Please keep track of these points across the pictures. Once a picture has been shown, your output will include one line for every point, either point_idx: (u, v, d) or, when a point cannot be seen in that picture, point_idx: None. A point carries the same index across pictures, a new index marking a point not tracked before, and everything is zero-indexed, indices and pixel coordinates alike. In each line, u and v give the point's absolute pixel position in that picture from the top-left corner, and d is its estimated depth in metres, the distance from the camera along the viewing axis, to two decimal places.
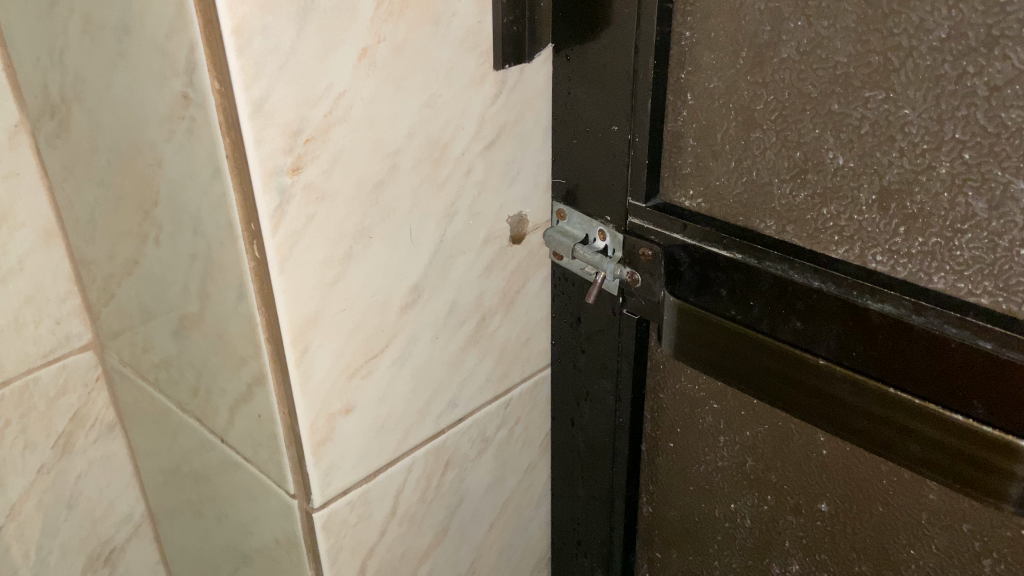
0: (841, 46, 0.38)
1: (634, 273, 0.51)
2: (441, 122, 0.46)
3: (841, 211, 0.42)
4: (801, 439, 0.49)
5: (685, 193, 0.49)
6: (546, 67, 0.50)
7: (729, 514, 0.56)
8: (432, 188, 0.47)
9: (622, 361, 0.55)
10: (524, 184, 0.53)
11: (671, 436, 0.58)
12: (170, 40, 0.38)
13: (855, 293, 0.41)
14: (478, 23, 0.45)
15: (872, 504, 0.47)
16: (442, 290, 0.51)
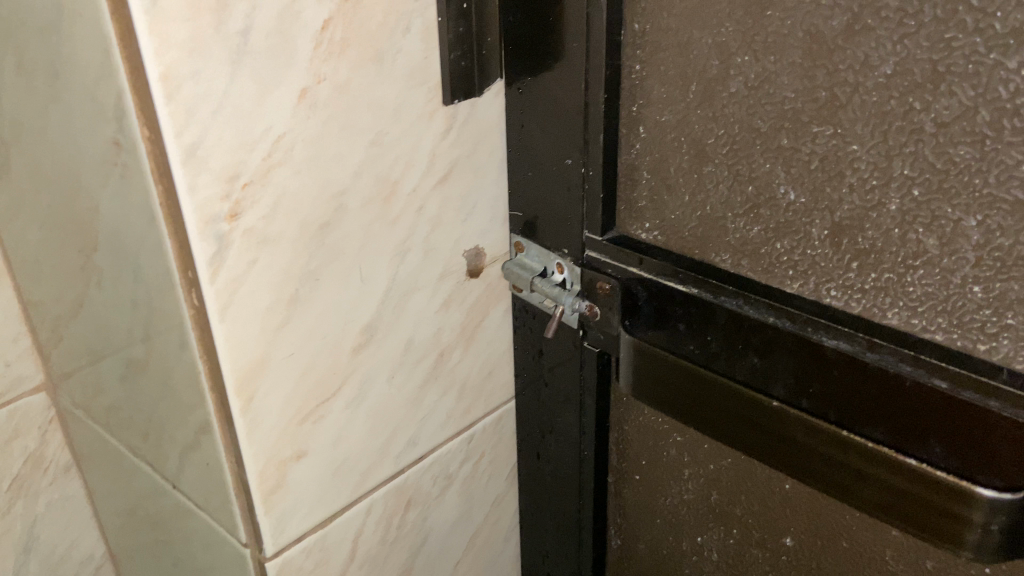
0: (788, 81, 0.38)
1: (592, 306, 0.50)
2: (390, 159, 0.44)
3: (794, 245, 0.41)
4: (764, 473, 0.48)
5: (641, 226, 0.48)
6: (498, 100, 0.49)
7: (696, 548, 0.55)
8: (383, 226, 0.46)
9: (584, 395, 0.54)
10: (482, 218, 0.52)
11: (636, 468, 0.57)
12: (99, 86, 0.37)
13: (809, 329, 0.41)
14: (425, 59, 0.44)
15: (837, 540, 0.46)
16: (399, 329, 0.49)
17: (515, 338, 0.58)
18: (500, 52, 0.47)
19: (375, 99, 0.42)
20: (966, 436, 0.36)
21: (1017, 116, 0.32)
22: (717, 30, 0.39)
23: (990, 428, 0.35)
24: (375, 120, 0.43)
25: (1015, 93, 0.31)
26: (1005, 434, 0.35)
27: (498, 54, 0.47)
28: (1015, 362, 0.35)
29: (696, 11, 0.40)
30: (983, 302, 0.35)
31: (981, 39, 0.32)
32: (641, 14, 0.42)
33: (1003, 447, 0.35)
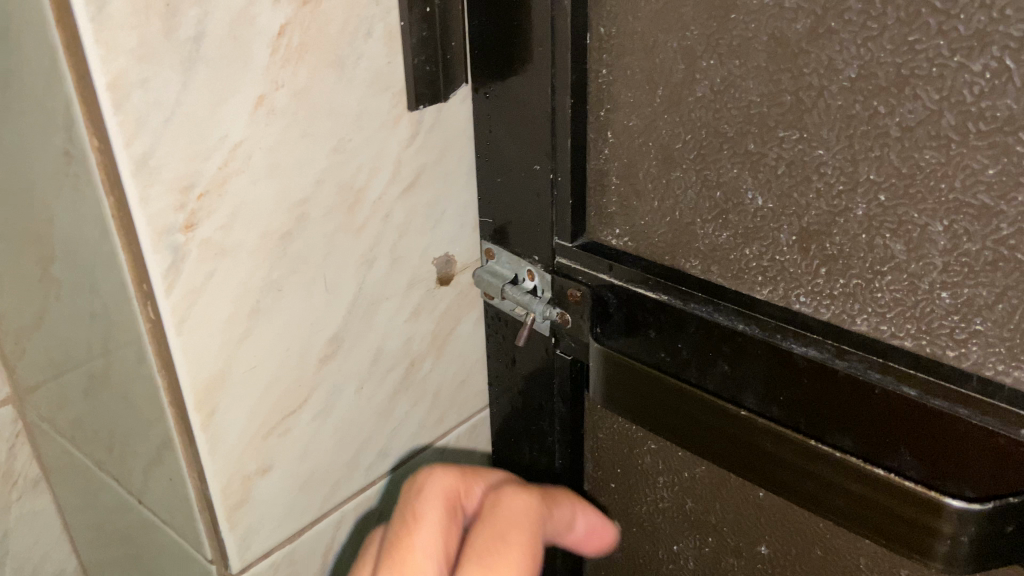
0: (753, 85, 0.37)
1: (564, 314, 0.49)
2: (354, 166, 0.44)
3: (763, 251, 0.40)
4: (738, 481, 0.48)
5: (612, 232, 0.47)
6: (466, 105, 0.48)
7: (672, 556, 0.55)
8: (347, 236, 0.44)
9: (557, 403, 0.53)
10: (452, 225, 0.51)
11: (611, 476, 0.56)
12: (48, 95, 0.36)
13: (778, 336, 0.40)
14: (389, 64, 0.43)
15: (811, 548, 0.46)
16: (366, 338, 0.48)
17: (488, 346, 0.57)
18: (465, 57, 0.46)
19: (334, 106, 0.41)
20: (936, 444, 0.36)
21: (982, 119, 0.31)
22: (682, 34, 0.38)
23: (960, 436, 0.35)
24: (336, 127, 0.42)
25: (980, 96, 0.31)
26: (978, 442, 0.34)
27: (463, 59, 0.46)
28: (984, 368, 0.35)
29: (660, 14, 0.39)
30: (951, 308, 0.35)
31: (944, 41, 0.31)
32: (607, 18, 0.41)
33: (974, 456, 0.35)
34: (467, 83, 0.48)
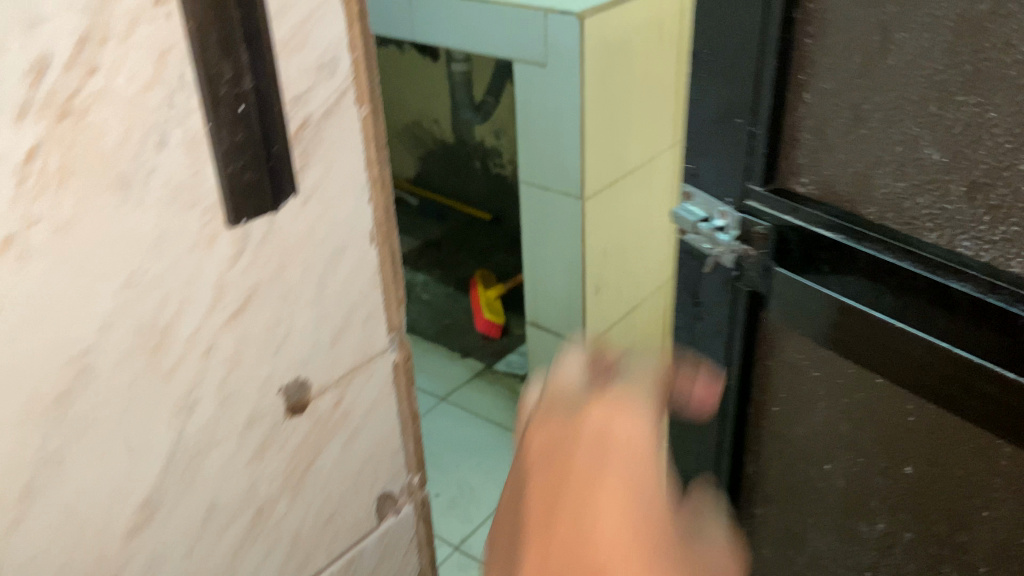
0: (936, 54, 0.42)
1: (748, 251, 0.54)
2: (155, 300, 0.36)
3: (933, 200, 0.45)
4: (889, 404, 0.52)
5: (799, 180, 0.51)
6: (305, 210, 0.40)
7: (822, 472, 0.59)
8: (153, 380, 0.37)
9: (731, 332, 0.59)
10: (304, 343, 0.43)
11: (773, 397, 0.60)
12: None
13: (939, 272, 0.45)
14: (195, 175, 0.35)
15: (953, 465, 0.50)
16: (193, 492, 0.40)
17: (374, 464, 0.50)
18: (292, 162, 0.39)
19: (122, 231, 0.33)
20: None
21: None
22: (880, 13, 0.44)
23: None
24: (131, 258, 0.34)
25: None
26: None
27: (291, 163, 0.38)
28: None
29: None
30: None
31: None
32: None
33: None
34: (296, 188, 0.40)
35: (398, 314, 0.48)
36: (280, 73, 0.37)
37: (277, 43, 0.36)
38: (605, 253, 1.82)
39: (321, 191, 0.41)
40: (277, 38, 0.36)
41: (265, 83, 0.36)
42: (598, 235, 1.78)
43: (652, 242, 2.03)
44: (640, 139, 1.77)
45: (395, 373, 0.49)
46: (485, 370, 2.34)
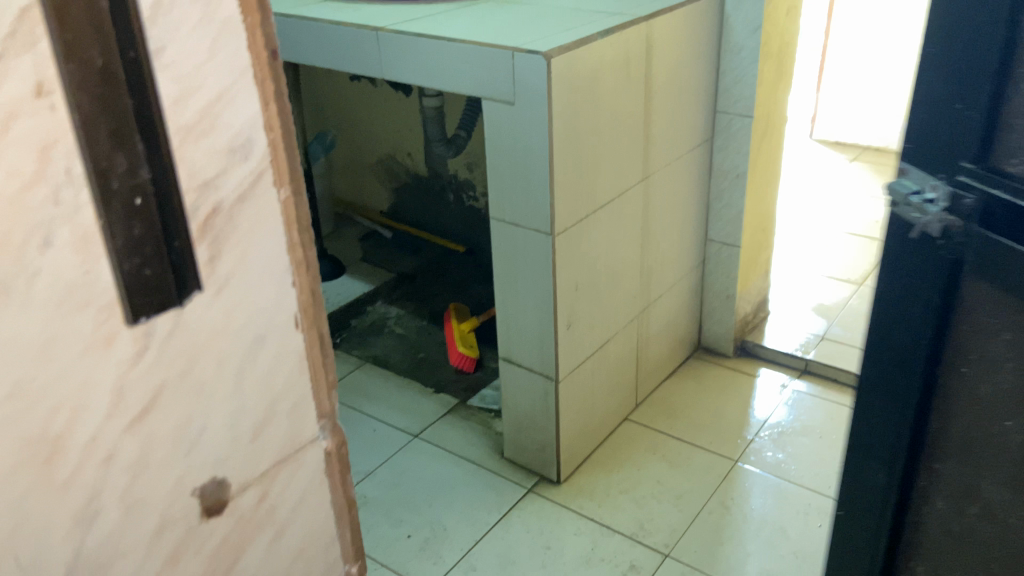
0: None
1: (955, 219, 0.79)
2: (53, 337, 0.45)
3: None
4: None
5: (1006, 161, 0.75)
6: (205, 287, 0.52)
7: (1003, 423, 0.83)
8: (35, 397, 0.46)
9: (939, 288, 0.84)
10: (222, 413, 0.56)
11: (971, 342, 0.84)
12: None
13: None
14: (90, 247, 0.45)
15: None
16: (66, 489, 0.49)
17: (251, 488, 0.61)
18: (192, 248, 0.50)
19: (26, 337, 0.44)
20: None
21: None
22: None
23: None
24: (31, 335, 0.44)
25: None
26: None
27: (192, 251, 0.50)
28: None
29: None
30: None
31: None
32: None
33: None
34: (203, 276, 0.51)
35: (328, 398, 0.64)
36: (180, 158, 0.48)
37: (172, 128, 0.47)
38: (575, 289, 2.09)
39: (235, 281, 0.53)
40: (176, 123, 0.47)
41: (161, 174, 0.47)
42: (569, 270, 2.05)
43: (622, 280, 2.30)
44: (602, 190, 2.09)
45: (326, 458, 0.66)
46: (459, 404, 2.63)
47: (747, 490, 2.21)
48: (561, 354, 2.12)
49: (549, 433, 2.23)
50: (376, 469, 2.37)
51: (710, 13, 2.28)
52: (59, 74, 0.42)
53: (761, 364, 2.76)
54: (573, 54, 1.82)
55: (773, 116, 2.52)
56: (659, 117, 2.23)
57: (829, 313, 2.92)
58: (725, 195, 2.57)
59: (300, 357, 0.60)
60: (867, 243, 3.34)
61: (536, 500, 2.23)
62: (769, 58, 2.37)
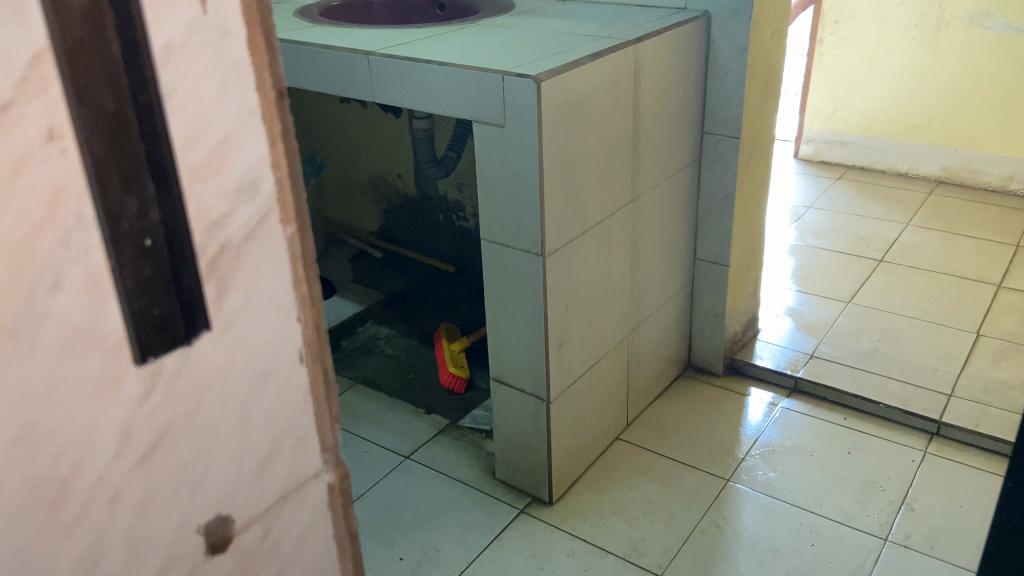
0: None
1: None
2: (59, 394, 0.42)
3: None
4: None
5: None
6: (215, 333, 0.48)
7: None
8: (40, 460, 0.43)
9: None
10: (229, 462, 0.52)
11: None
12: None
13: None
14: (100, 298, 0.43)
15: None
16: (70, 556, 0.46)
17: (263, 542, 0.57)
18: (202, 292, 0.47)
19: (28, 393, 0.41)
20: None
21: None
22: None
23: None
24: (35, 385, 0.41)
25: None
26: None
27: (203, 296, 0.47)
28: None
29: None
30: None
31: None
32: None
33: None
34: (210, 319, 0.48)
35: (331, 438, 0.59)
36: (191, 200, 0.45)
37: (182, 167, 0.44)
38: (565, 309, 2.10)
39: (241, 322, 0.49)
40: (186, 164, 0.44)
41: (170, 214, 0.44)
42: (560, 290, 2.06)
43: (612, 300, 2.31)
44: (592, 212, 2.10)
45: (330, 494, 0.61)
46: (450, 426, 2.62)
47: (740, 509, 2.21)
48: (552, 375, 2.12)
49: (540, 454, 2.23)
50: (367, 492, 2.35)
51: (697, 37, 2.31)
52: (70, 119, 0.39)
53: (752, 382, 2.77)
54: (563, 78, 1.84)
55: (760, 136, 2.55)
56: (647, 139, 2.25)
57: (817, 330, 2.94)
58: (713, 215, 2.59)
59: (307, 397, 0.56)
60: (853, 261, 3.37)
61: (528, 522, 2.22)
62: (755, 81, 2.40)
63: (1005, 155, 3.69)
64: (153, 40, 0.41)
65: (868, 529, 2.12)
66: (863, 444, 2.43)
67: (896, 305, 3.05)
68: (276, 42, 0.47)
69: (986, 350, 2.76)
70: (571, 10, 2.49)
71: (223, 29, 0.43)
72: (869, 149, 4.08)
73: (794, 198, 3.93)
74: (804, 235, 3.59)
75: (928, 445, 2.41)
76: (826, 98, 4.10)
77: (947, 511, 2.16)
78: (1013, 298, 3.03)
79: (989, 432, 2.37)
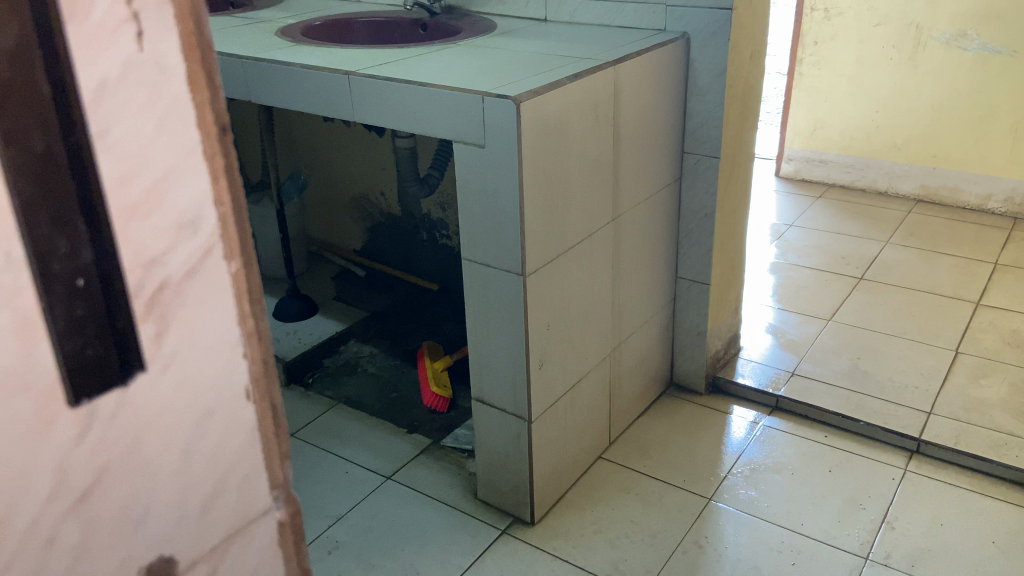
0: None
1: None
2: None
3: None
4: None
5: None
6: (154, 379, 0.44)
7: None
8: None
9: None
10: (167, 505, 0.46)
11: None
12: None
13: None
14: (27, 348, 0.38)
15: None
16: None
17: None
18: (141, 334, 0.42)
19: None
20: None
21: None
22: None
23: None
24: None
25: None
26: None
27: (140, 338, 0.42)
28: None
29: None
30: None
31: None
32: None
33: None
34: (147, 362, 0.43)
35: (281, 471, 0.52)
36: (124, 239, 0.40)
37: (115, 208, 0.39)
38: (546, 329, 2.10)
39: (183, 357, 0.44)
40: (119, 203, 0.39)
41: (103, 255, 0.40)
42: (541, 310, 2.06)
43: (593, 319, 2.31)
44: (572, 232, 2.10)
45: (280, 532, 0.54)
46: (432, 445, 2.61)
47: (721, 529, 2.21)
48: (533, 395, 2.12)
49: (522, 473, 2.22)
50: (348, 513, 2.33)
51: (677, 58, 2.33)
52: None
53: (734, 401, 2.77)
54: (541, 99, 1.85)
55: (739, 156, 2.57)
56: (627, 159, 2.26)
57: (799, 348, 2.95)
58: (694, 234, 2.61)
59: (253, 428, 0.49)
60: (833, 278, 3.39)
61: (510, 542, 2.21)
62: (734, 101, 2.42)
63: (981, 174, 3.75)
64: (82, 82, 0.37)
65: (850, 548, 2.11)
66: (844, 462, 2.44)
67: (875, 323, 3.07)
68: (215, 63, 0.42)
69: (965, 367, 2.78)
70: (553, 31, 2.50)
71: (162, 66, 0.39)
72: (848, 167, 4.13)
73: (775, 215, 3.96)
74: (786, 253, 3.61)
75: (909, 463, 2.42)
76: (806, 116, 4.15)
77: (928, 530, 2.16)
78: (991, 315, 3.06)
79: (970, 450, 2.38)
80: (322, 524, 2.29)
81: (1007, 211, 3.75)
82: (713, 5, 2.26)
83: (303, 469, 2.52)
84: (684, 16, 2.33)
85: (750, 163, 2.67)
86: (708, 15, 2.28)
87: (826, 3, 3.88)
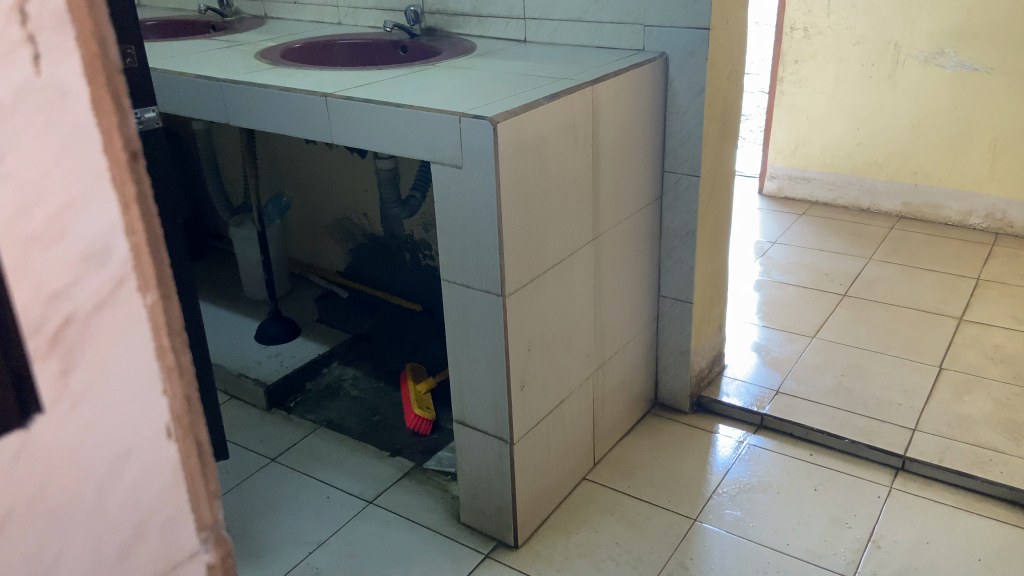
0: None
1: None
2: None
3: None
4: None
5: None
6: (57, 426, 0.38)
7: None
8: None
9: None
10: (78, 555, 0.40)
11: None
12: None
13: None
14: None
15: None
16: None
17: None
18: (37, 372, 0.37)
19: None
20: None
21: None
22: None
23: None
24: None
25: None
26: None
27: (37, 381, 0.37)
28: None
29: None
30: None
31: None
32: None
33: None
34: (44, 404, 0.38)
35: (211, 511, 0.45)
36: (22, 273, 0.35)
37: (10, 240, 0.35)
38: (527, 350, 2.08)
39: (94, 396, 0.39)
40: (16, 234, 0.35)
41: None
42: (520, 331, 2.04)
43: (575, 340, 2.29)
44: (551, 252, 2.09)
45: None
46: (415, 468, 2.57)
47: (708, 550, 2.18)
48: (515, 417, 2.10)
49: (505, 497, 2.19)
50: (328, 539, 2.29)
51: (655, 78, 2.34)
52: None
53: (719, 420, 2.76)
54: (519, 120, 1.85)
55: (720, 176, 2.58)
56: (606, 178, 2.26)
57: (783, 365, 2.94)
58: (676, 253, 2.60)
59: (175, 468, 0.43)
60: (817, 295, 3.39)
61: (493, 566, 2.17)
62: (713, 119, 2.43)
63: (961, 190, 3.77)
64: None
65: (835, 567, 2.09)
66: (829, 480, 2.42)
67: (859, 339, 3.07)
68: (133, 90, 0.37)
69: (949, 383, 2.77)
70: (533, 52, 2.50)
71: (63, 91, 0.34)
72: (831, 185, 4.15)
73: (759, 233, 3.97)
74: (770, 271, 3.61)
75: (893, 480, 2.40)
76: (789, 135, 4.18)
77: (915, 548, 2.14)
78: (975, 331, 3.07)
79: (954, 466, 2.36)
80: (302, 551, 2.24)
81: (988, 226, 3.77)
82: (690, 25, 2.27)
83: (283, 495, 2.47)
84: (661, 36, 2.34)
85: (731, 182, 2.68)
86: (685, 34, 2.29)
87: (806, 22, 3.91)
